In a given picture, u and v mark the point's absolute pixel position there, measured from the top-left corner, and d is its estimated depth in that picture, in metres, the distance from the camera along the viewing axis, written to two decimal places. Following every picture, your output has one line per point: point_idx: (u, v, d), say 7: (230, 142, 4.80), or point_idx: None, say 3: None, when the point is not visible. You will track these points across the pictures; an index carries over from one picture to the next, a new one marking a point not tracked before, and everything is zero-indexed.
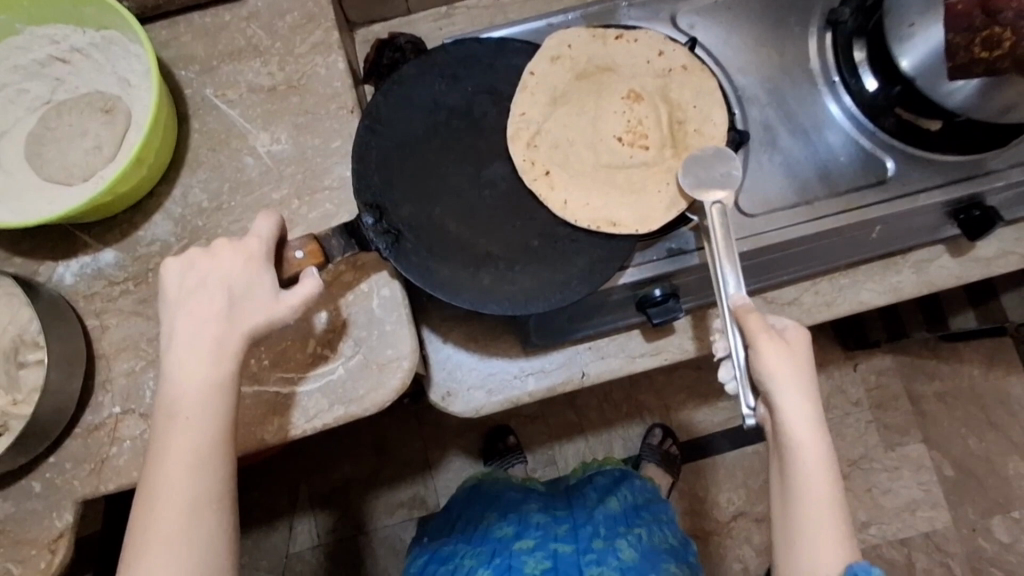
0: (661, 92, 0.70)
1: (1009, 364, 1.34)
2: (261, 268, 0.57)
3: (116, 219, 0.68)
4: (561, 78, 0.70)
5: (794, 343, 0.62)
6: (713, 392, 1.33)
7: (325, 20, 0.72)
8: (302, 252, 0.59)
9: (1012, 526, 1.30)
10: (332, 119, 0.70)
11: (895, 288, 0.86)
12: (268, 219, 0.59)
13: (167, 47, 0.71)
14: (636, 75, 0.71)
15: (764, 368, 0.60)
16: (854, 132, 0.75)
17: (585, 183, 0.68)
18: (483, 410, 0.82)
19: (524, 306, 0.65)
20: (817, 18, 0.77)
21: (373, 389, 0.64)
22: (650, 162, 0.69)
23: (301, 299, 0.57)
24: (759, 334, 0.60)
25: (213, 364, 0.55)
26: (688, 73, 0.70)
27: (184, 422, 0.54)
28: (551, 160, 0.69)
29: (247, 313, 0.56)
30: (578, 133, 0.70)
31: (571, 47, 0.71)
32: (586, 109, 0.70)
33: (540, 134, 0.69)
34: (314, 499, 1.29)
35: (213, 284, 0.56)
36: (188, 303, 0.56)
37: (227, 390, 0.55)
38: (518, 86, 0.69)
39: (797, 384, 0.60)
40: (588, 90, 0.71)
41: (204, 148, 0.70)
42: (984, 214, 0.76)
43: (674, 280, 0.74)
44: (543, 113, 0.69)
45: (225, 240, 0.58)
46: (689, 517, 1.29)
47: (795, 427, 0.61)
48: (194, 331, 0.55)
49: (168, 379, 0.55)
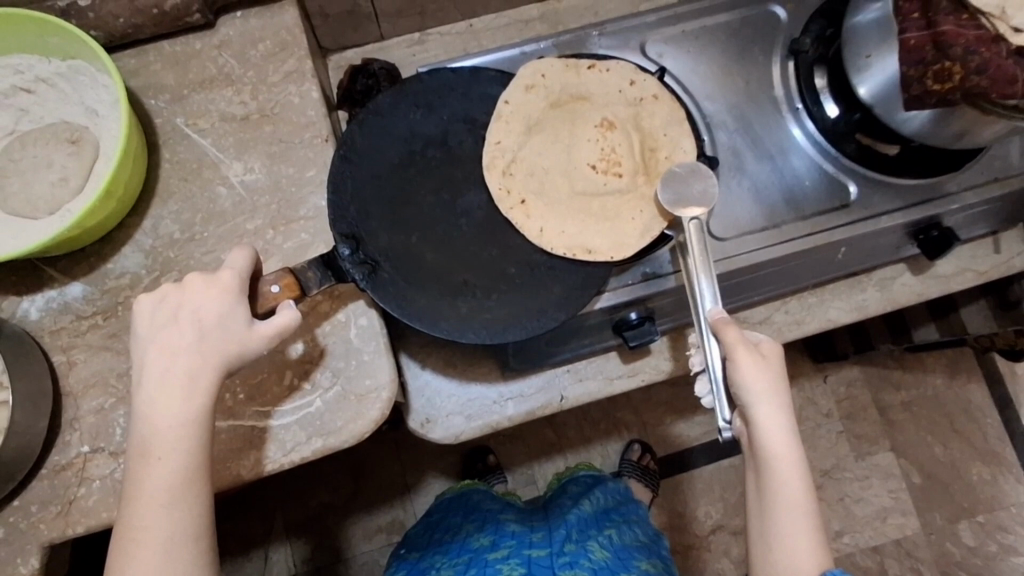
0: (636, 121, 0.72)
1: (969, 373, 1.39)
2: (235, 301, 0.56)
3: (83, 251, 0.66)
4: (536, 106, 0.71)
5: (769, 355, 0.63)
6: (689, 407, 1.35)
7: (298, 49, 0.72)
8: (278, 286, 0.58)
9: (978, 530, 1.34)
10: (306, 148, 0.70)
11: (861, 305, 0.88)
12: (243, 253, 0.58)
13: (136, 76, 0.70)
14: (610, 104, 0.72)
15: (741, 380, 0.61)
16: (817, 156, 0.78)
17: (562, 211, 0.69)
18: (463, 436, 0.81)
19: (502, 334, 0.65)
20: (780, 47, 0.80)
21: (352, 421, 0.64)
22: (625, 189, 0.70)
23: (277, 328, 0.56)
24: (737, 346, 0.61)
25: (184, 400, 0.53)
26: (660, 102, 0.72)
27: (157, 460, 0.52)
28: (527, 188, 0.70)
29: (219, 347, 0.54)
30: (554, 160, 0.71)
31: (546, 76, 0.72)
32: (560, 137, 0.71)
33: (514, 162, 0.70)
34: (289, 527, 1.27)
35: (185, 318, 0.55)
36: (159, 338, 0.55)
37: (200, 426, 0.54)
38: (493, 115, 0.70)
39: (772, 394, 0.62)
40: (562, 118, 0.72)
41: (176, 178, 0.69)
42: (942, 235, 0.79)
43: (650, 304, 0.75)
44: (518, 141, 0.70)
45: (199, 274, 0.57)
46: (668, 532, 1.30)
47: (770, 437, 0.62)
48: (165, 368, 0.54)
49: (141, 417, 0.54)
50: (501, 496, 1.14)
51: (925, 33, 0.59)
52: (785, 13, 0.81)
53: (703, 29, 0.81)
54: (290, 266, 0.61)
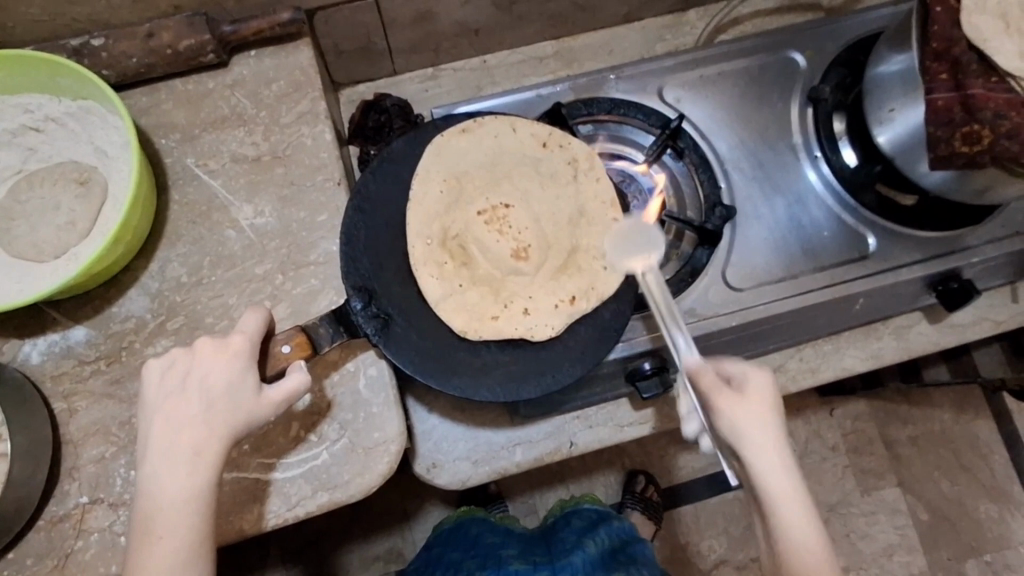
0: (537, 284, 0.68)
1: (977, 409, 1.37)
2: (245, 369, 0.55)
3: (87, 294, 0.65)
4: (473, 159, 0.70)
5: (753, 393, 0.59)
6: (694, 439, 1.33)
7: (312, 90, 0.71)
8: (289, 345, 0.58)
9: (984, 568, 1.33)
10: (318, 191, 0.69)
11: (876, 354, 0.87)
12: (256, 314, 0.58)
13: (146, 115, 0.69)
14: (541, 180, 0.71)
15: (728, 425, 0.58)
16: (836, 205, 0.77)
17: (411, 268, 0.66)
18: (470, 482, 0.80)
19: (517, 391, 0.65)
20: (799, 92, 0.79)
21: (359, 475, 0.63)
22: (473, 290, 0.67)
23: (286, 393, 0.56)
24: (713, 391, 0.58)
25: (188, 473, 0.53)
26: (578, 308, 0.67)
27: (160, 539, 0.52)
28: (445, 256, 0.67)
29: (226, 416, 0.54)
30: (461, 218, 0.68)
31: (492, 131, 0.71)
32: (469, 197, 0.69)
33: (437, 214, 0.68)
34: (286, 557, 1.24)
35: (192, 387, 0.55)
36: (165, 407, 0.54)
37: (205, 499, 0.53)
38: (427, 153, 0.69)
39: (762, 433, 0.57)
40: (486, 183, 0.70)
41: (184, 221, 0.68)
42: (962, 287, 0.77)
43: (664, 354, 0.74)
44: (448, 195, 0.68)
45: (209, 338, 0.57)
46: (672, 566, 1.28)
47: (767, 472, 0.58)
48: (172, 439, 0.54)
49: (147, 490, 0.53)
50: (499, 522, 1.12)
51: (954, 94, 0.58)
52: (804, 60, 0.80)
53: (722, 74, 0.80)
54: (301, 323, 0.62)
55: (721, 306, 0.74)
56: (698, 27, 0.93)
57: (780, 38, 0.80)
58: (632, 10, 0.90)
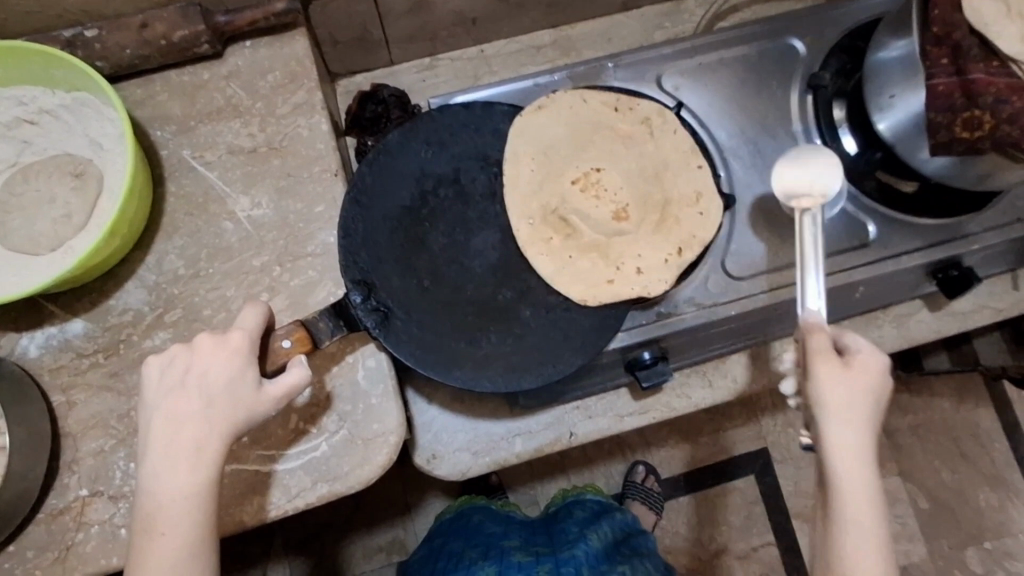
0: (641, 240, 0.68)
1: (978, 397, 1.37)
2: (245, 365, 0.55)
3: (84, 287, 0.65)
4: (553, 130, 0.70)
5: (860, 369, 0.60)
6: (695, 429, 1.33)
7: (308, 80, 0.70)
8: (289, 340, 0.58)
9: (985, 556, 1.33)
10: (314, 182, 0.68)
11: (876, 342, 0.87)
12: (256, 310, 0.58)
13: (141, 106, 0.69)
14: (631, 138, 0.71)
15: (817, 395, 0.59)
16: (836, 193, 0.76)
17: (522, 246, 0.68)
18: (470, 473, 0.80)
19: (518, 381, 0.65)
20: (798, 79, 0.78)
21: (358, 466, 0.63)
22: (581, 257, 0.68)
23: (286, 389, 0.55)
24: (817, 356, 0.59)
25: (189, 470, 0.53)
26: (684, 259, 0.68)
27: (161, 535, 0.52)
28: (546, 222, 0.68)
29: (227, 413, 0.54)
30: (557, 191, 0.69)
31: (559, 104, 0.71)
32: (559, 166, 0.70)
33: (520, 183, 0.69)
34: (288, 548, 1.25)
35: (192, 383, 0.55)
36: (166, 404, 0.54)
37: (207, 495, 0.54)
38: (511, 132, 0.69)
39: (852, 409, 0.58)
40: (571, 150, 0.70)
41: (181, 213, 0.67)
42: (962, 275, 0.77)
43: (664, 343, 0.74)
44: (528, 166, 0.69)
45: (209, 334, 0.56)
46: (673, 555, 1.29)
47: (841, 454, 0.59)
48: (173, 436, 0.54)
49: (148, 486, 0.53)
50: (501, 509, 1.12)
51: (955, 79, 0.57)
52: (804, 47, 0.79)
53: (721, 61, 0.79)
54: (299, 317, 0.61)
55: (720, 295, 0.73)
56: (697, 15, 0.92)
57: (780, 25, 0.79)
58: None
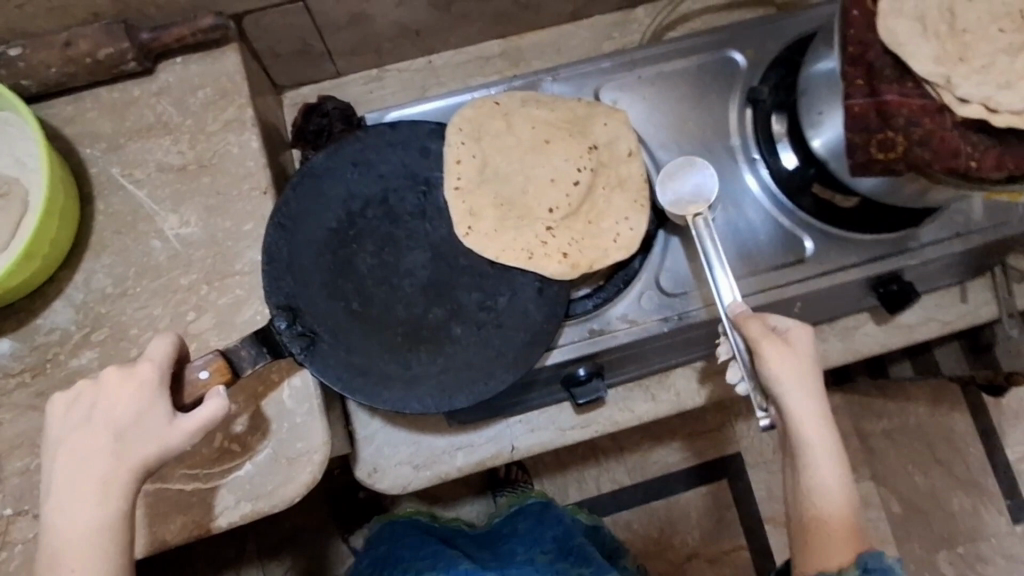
0: (608, 207, 0.69)
1: (954, 403, 1.34)
2: (155, 397, 0.55)
3: (13, 305, 0.65)
4: (476, 143, 0.70)
5: (798, 341, 0.63)
6: (664, 432, 1.32)
7: (238, 96, 0.70)
8: (207, 371, 0.58)
9: (958, 561, 1.31)
10: (243, 201, 0.68)
11: (822, 354, 0.86)
12: (165, 339, 0.57)
13: (71, 124, 0.69)
14: (535, 126, 0.71)
15: (770, 372, 0.61)
16: (773, 209, 0.75)
17: (502, 248, 0.67)
18: (411, 486, 0.81)
19: (448, 400, 0.65)
20: (738, 93, 0.78)
21: (282, 485, 0.63)
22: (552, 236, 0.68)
23: (200, 421, 0.55)
24: (762, 339, 0.61)
25: (101, 505, 0.54)
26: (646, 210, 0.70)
27: (72, 569, 0.53)
28: (506, 223, 0.68)
29: (137, 446, 0.54)
30: (502, 191, 0.69)
31: (469, 120, 0.70)
32: (503, 170, 0.70)
33: (474, 198, 0.68)
34: (260, 552, 1.26)
35: (100, 416, 0.55)
36: (76, 437, 0.55)
37: (118, 528, 0.54)
38: (445, 159, 0.69)
39: (805, 380, 0.62)
40: (498, 152, 0.70)
41: (110, 231, 0.68)
42: (901, 289, 0.78)
43: (598, 360, 0.74)
44: (475, 178, 0.69)
45: (116, 367, 0.57)
46: (646, 560, 1.28)
47: (803, 417, 0.62)
48: (83, 471, 0.54)
49: (60, 522, 0.54)
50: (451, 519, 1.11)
51: (870, 100, 0.56)
52: (743, 60, 0.78)
53: (660, 75, 0.78)
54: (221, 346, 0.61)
55: (653, 312, 0.73)
56: (645, 24, 0.92)
57: (719, 38, 0.79)
58: (578, 8, 0.89)
